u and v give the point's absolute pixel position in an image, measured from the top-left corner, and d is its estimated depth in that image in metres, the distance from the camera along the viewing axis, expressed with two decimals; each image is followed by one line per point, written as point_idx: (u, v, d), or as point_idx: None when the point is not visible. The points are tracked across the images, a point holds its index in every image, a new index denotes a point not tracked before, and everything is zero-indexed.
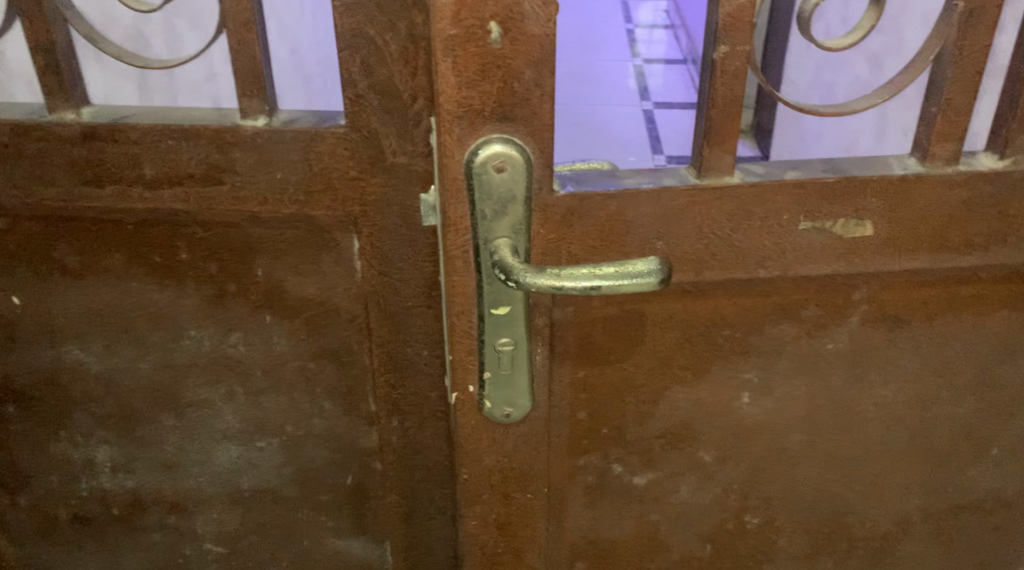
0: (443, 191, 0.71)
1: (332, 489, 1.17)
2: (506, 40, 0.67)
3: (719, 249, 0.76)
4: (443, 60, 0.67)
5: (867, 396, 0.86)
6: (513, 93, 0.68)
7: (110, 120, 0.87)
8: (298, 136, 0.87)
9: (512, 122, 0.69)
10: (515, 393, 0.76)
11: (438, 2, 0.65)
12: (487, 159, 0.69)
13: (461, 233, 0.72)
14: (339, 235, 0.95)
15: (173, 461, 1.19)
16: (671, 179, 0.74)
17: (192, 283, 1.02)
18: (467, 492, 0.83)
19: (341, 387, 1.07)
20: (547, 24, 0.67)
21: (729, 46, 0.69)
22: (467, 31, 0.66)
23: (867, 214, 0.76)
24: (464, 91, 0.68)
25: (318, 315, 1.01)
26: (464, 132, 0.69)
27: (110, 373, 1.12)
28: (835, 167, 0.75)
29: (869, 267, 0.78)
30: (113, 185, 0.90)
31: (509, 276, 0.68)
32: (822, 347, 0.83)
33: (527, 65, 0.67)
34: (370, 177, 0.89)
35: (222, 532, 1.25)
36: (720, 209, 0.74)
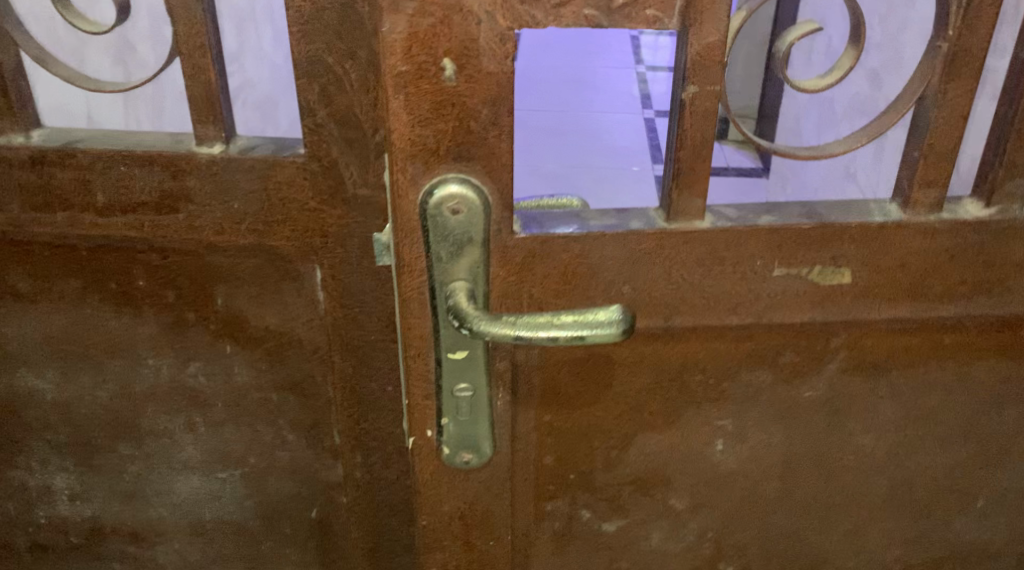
0: (397, 231, 0.69)
1: (297, 523, 1.14)
2: (461, 77, 0.65)
3: (689, 293, 0.73)
4: (394, 96, 0.65)
5: (847, 444, 0.83)
6: (470, 132, 0.66)
7: (60, 145, 0.84)
8: (256, 164, 0.85)
9: (469, 161, 0.67)
10: (475, 438, 0.74)
11: (389, 37, 0.63)
12: (443, 200, 0.66)
13: (416, 275, 0.70)
14: (300, 265, 0.92)
15: (133, 491, 1.15)
16: (638, 222, 0.71)
17: (149, 311, 0.98)
18: (427, 539, 0.81)
19: (305, 420, 1.04)
20: (504, 62, 0.64)
21: (698, 86, 0.66)
22: (420, 67, 0.64)
23: (845, 260, 0.73)
24: (418, 129, 0.66)
25: (280, 346, 0.98)
26: (419, 171, 0.67)
27: (67, 400, 1.08)
28: (811, 212, 0.72)
29: (847, 314, 0.75)
30: (64, 211, 0.88)
31: (462, 322, 0.66)
32: (799, 394, 0.80)
33: (485, 103, 0.65)
34: (331, 209, 0.88)
35: (184, 563, 1.21)
36: (690, 253, 0.71)
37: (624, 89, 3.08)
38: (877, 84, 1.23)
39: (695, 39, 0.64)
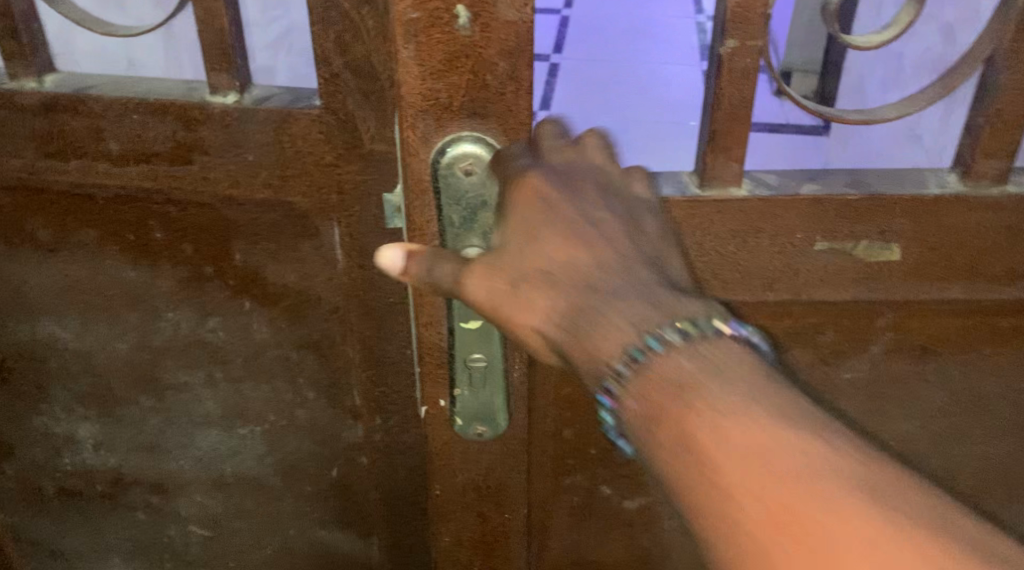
0: (408, 192, 0.73)
1: (317, 480, 1.14)
2: (475, 26, 0.68)
3: (723, 268, 0.76)
4: (405, 47, 0.68)
5: (888, 429, 0.86)
6: (486, 87, 0.70)
7: (72, 91, 0.83)
8: (270, 116, 0.84)
9: (484, 118, 0.71)
10: (488, 411, 0.75)
11: None
12: (456, 159, 0.71)
13: (426, 239, 0.75)
14: (318, 221, 0.91)
15: (154, 443, 1.14)
16: (668, 189, 0.73)
17: (167, 264, 0.97)
18: (440, 509, 0.82)
19: (324, 379, 1.04)
20: (522, 11, 0.67)
21: (739, 40, 0.66)
22: (432, 15, 0.68)
23: (893, 236, 0.74)
24: (430, 83, 0.69)
25: (298, 304, 0.98)
26: (430, 128, 0.71)
27: (87, 351, 1.06)
28: (858, 182, 0.74)
29: (893, 292, 0.77)
30: (78, 160, 0.87)
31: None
32: (839, 376, 0.83)
33: (501, 55, 0.69)
34: (345, 164, 0.87)
35: (206, 515, 1.21)
36: (723, 224, 0.74)
37: (680, 39, 3.00)
38: (951, 39, 1.14)
39: None
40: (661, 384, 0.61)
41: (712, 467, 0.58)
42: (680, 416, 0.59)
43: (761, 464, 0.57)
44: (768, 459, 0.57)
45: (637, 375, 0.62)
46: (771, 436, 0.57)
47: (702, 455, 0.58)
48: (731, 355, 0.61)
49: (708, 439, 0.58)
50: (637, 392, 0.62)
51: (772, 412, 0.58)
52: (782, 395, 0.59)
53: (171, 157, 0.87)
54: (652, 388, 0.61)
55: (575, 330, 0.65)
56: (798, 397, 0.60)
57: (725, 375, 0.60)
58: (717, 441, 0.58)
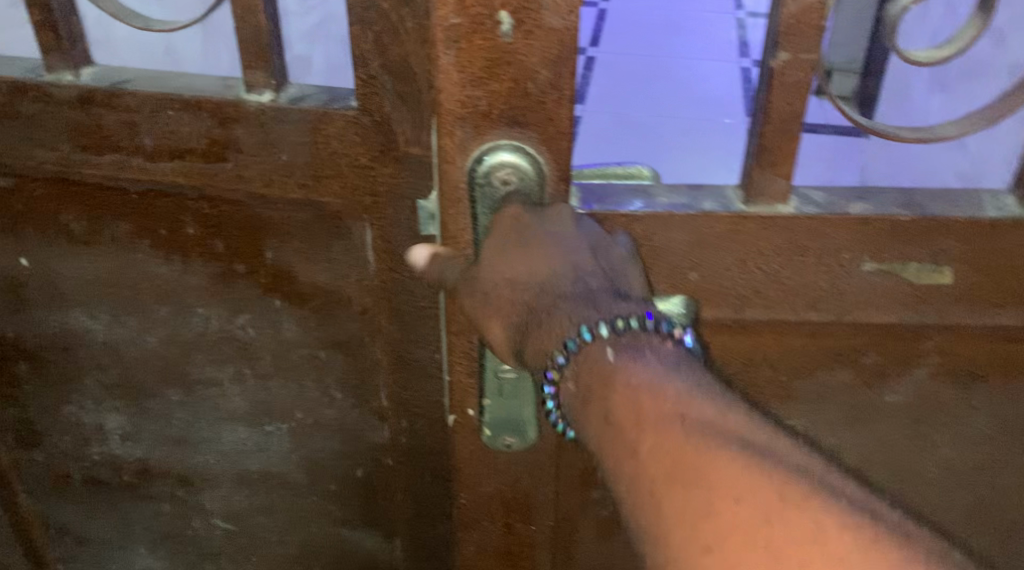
0: (443, 198, 0.73)
1: (341, 479, 1.14)
2: (519, 33, 0.66)
3: (766, 285, 0.77)
4: (445, 53, 0.67)
5: (932, 456, 0.86)
6: (527, 95, 0.68)
7: (108, 85, 0.83)
8: (305, 116, 0.84)
9: (524, 127, 0.69)
10: (517, 424, 0.77)
11: None
12: (494, 168, 0.70)
13: (459, 247, 0.74)
14: (351, 223, 0.91)
15: (181, 436, 1.14)
16: (711, 204, 0.74)
17: (199, 260, 0.97)
18: (466, 517, 0.84)
19: (351, 379, 1.03)
20: (567, 18, 0.66)
21: (791, 54, 0.67)
22: (474, 21, 0.66)
23: (945, 259, 0.75)
24: (469, 90, 0.68)
25: (327, 304, 0.98)
26: (468, 136, 0.70)
27: (116, 343, 1.06)
28: (911, 203, 0.74)
29: (943, 317, 0.78)
30: (112, 154, 0.87)
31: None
32: (882, 399, 0.83)
33: (544, 63, 0.67)
34: (381, 166, 0.86)
35: (230, 509, 1.21)
36: (768, 241, 0.74)
37: (719, 35, 2.97)
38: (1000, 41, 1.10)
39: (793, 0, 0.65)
40: (593, 370, 0.64)
41: (630, 443, 0.62)
42: (605, 398, 0.63)
43: (668, 434, 0.61)
44: (676, 432, 0.60)
45: (573, 363, 0.65)
46: (682, 413, 0.61)
47: (621, 430, 0.62)
48: (654, 346, 0.65)
49: (625, 413, 0.62)
50: (574, 378, 0.65)
51: (685, 394, 0.62)
52: (697, 384, 0.63)
53: (205, 153, 0.86)
54: (586, 376, 0.65)
55: (526, 329, 0.67)
56: (714, 387, 0.64)
57: (646, 362, 0.64)
58: (635, 415, 0.62)
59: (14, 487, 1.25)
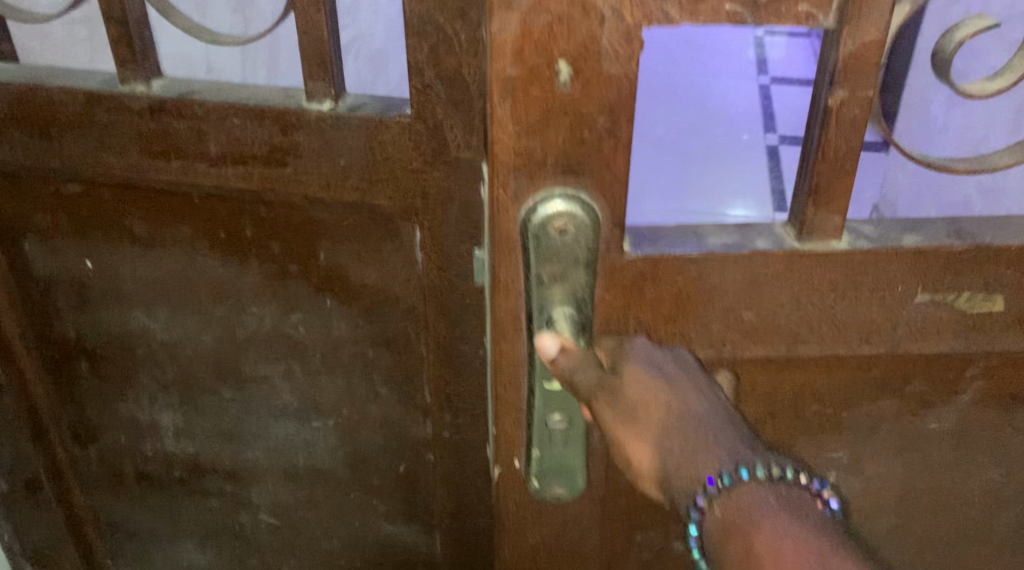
0: (495, 249, 0.74)
1: (385, 474, 1.17)
2: (576, 82, 0.68)
3: (818, 323, 0.78)
4: (502, 103, 0.69)
5: (977, 476, 0.89)
6: (583, 142, 0.70)
7: (178, 95, 0.87)
8: (362, 124, 0.87)
9: (579, 175, 0.71)
10: (567, 472, 0.82)
11: (501, 38, 0.67)
12: (548, 218, 0.72)
13: (510, 296, 0.76)
14: (400, 224, 0.94)
15: (232, 432, 1.17)
16: (765, 241, 0.75)
17: (255, 261, 1.00)
18: (511, 561, 0.89)
19: (398, 375, 1.06)
20: (626, 64, 0.68)
21: (848, 91, 0.68)
22: (532, 71, 0.68)
23: (997, 287, 0.77)
24: (524, 139, 0.70)
25: (377, 303, 1.00)
26: (522, 186, 0.72)
27: (175, 341, 1.09)
28: (962, 232, 0.76)
29: (992, 343, 0.80)
30: (179, 160, 0.91)
31: (551, 326, 0.74)
32: (927, 425, 0.86)
33: (601, 111, 0.69)
34: (432, 170, 0.89)
35: (277, 504, 1.25)
36: (822, 276, 0.76)
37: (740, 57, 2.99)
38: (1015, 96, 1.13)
39: (852, 37, 0.66)
40: (741, 507, 0.66)
41: None
42: (749, 536, 0.65)
43: None
44: None
45: (724, 495, 0.67)
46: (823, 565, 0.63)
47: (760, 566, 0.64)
48: (804, 500, 0.67)
49: (769, 552, 0.64)
50: (721, 510, 0.67)
51: (827, 549, 0.64)
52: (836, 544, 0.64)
53: (266, 157, 0.90)
54: (734, 510, 0.66)
55: (677, 453, 0.70)
56: (848, 547, 0.64)
57: (794, 515, 0.65)
58: (778, 556, 0.63)
59: (69, 484, 1.28)
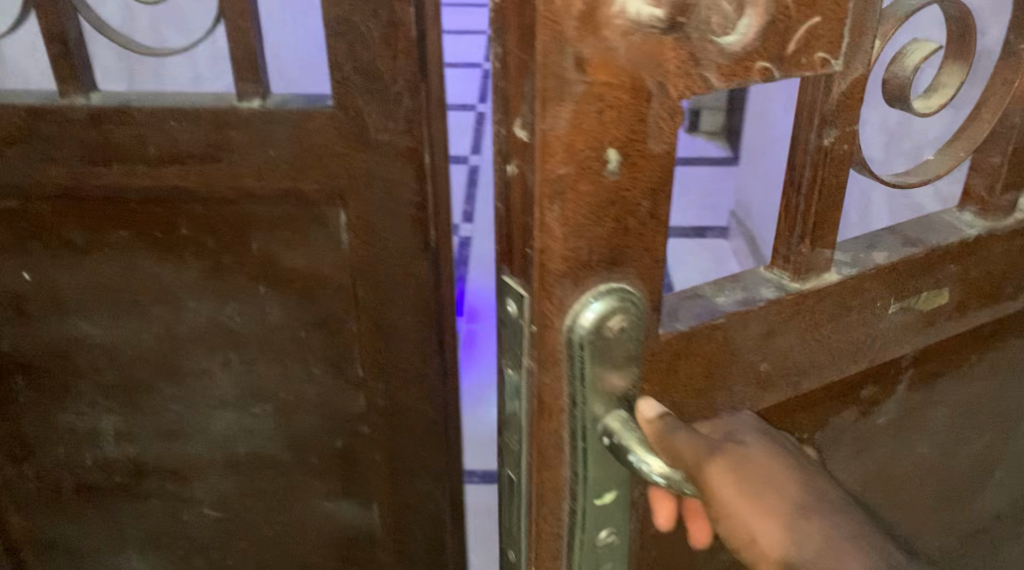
0: (539, 366, 0.68)
1: (322, 452, 1.38)
2: (623, 167, 0.64)
3: (817, 355, 0.80)
4: (550, 208, 0.63)
5: (914, 454, 0.96)
6: (629, 230, 0.66)
7: (118, 104, 1.10)
8: (291, 115, 1.13)
9: (621, 266, 0.67)
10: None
11: (549, 131, 0.61)
12: (600, 318, 0.67)
13: (552, 416, 0.70)
14: (327, 208, 1.20)
15: (174, 429, 1.35)
16: (768, 290, 0.76)
17: (190, 256, 1.22)
18: None
19: (330, 353, 1.30)
20: (669, 140, 0.64)
21: (841, 129, 0.71)
22: (580, 165, 0.62)
23: (944, 282, 0.83)
24: (572, 242, 0.64)
25: (307, 284, 1.25)
26: (567, 293, 0.66)
27: (112, 344, 1.28)
28: (913, 239, 0.81)
29: (937, 332, 0.86)
30: (120, 163, 1.14)
31: (611, 436, 0.70)
32: (876, 420, 0.91)
33: (644, 194, 0.65)
34: (355, 152, 1.15)
35: (219, 496, 1.41)
36: (821, 310, 0.78)
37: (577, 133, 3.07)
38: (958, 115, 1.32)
39: (844, 80, 0.68)
40: None
41: None
42: None
43: None
44: None
45: None
46: None
47: None
48: None
49: None
50: None
51: None
52: None
53: (203, 154, 1.14)
54: None
55: (817, 544, 0.68)
56: None
57: None
58: None
59: (4, 505, 1.39)
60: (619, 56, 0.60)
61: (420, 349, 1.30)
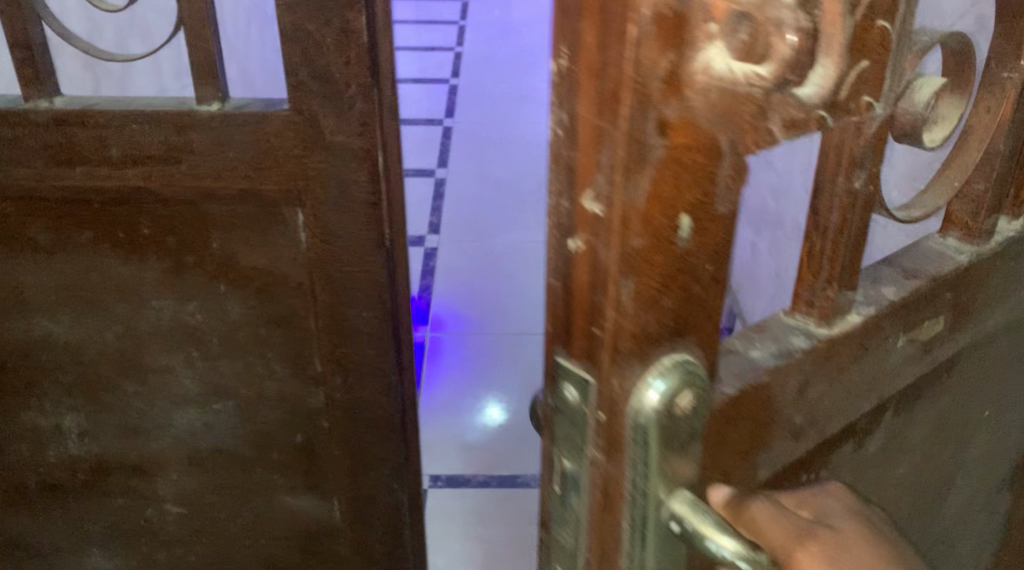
0: (606, 453, 0.61)
1: (283, 448, 1.44)
2: (693, 232, 0.57)
3: (837, 397, 0.77)
4: (623, 283, 0.56)
5: (897, 474, 0.91)
6: (693, 296, 0.59)
7: (81, 108, 1.17)
8: (248, 119, 1.19)
9: (684, 336, 0.60)
10: None
11: (625, 199, 0.54)
12: (672, 395, 0.59)
13: (614, 508, 0.63)
14: (284, 208, 1.27)
15: (136, 426, 1.41)
16: (799, 338, 0.73)
17: (152, 255, 1.29)
18: None
19: (289, 350, 1.37)
20: (734, 199, 0.58)
21: (869, 170, 0.68)
22: (656, 235, 0.55)
23: (941, 311, 0.82)
24: (641, 317, 0.57)
25: (266, 282, 1.32)
26: (636, 372, 0.58)
27: (77, 343, 1.35)
28: (912, 270, 0.80)
29: (932, 360, 0.84)
30: (84, 164, 1.21)
31: (681, 523, 0.62)
32: (869, 448, 0.85)
33: (709, 258, 0.58)
34: (310, 154, 1.22)
35: (182, 492, 1.47)
36: (844, 353, 0.75)
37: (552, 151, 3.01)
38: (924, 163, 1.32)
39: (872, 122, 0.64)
40: None
41: None
42: None
43: None
44: None
45: None
46: None
47: None
48: None
49: None
50: None
51: None
52: None
53: (166, 157, 1.21)
54: None
55: None
56: None
57: None
58: None
59: None
60: (699, 116, 0.53)
61: (376, 348, 1.36)
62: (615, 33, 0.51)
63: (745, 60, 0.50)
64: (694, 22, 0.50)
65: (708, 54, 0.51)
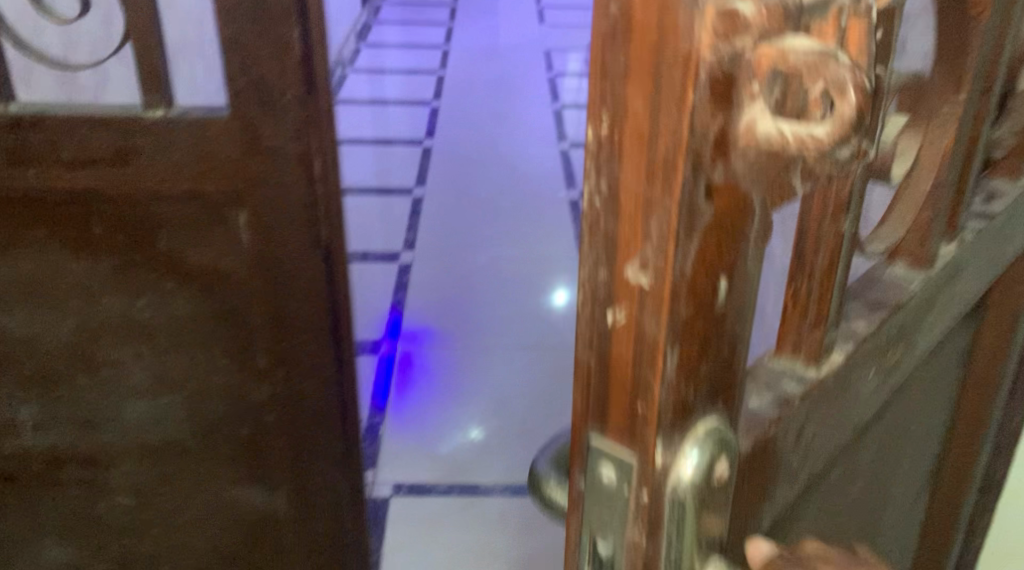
0: (651, 539, 0.55)
1: (228, 439, 1.49)
2: (728, 296, 0.51)
3: (826, 436, 0.69)
4: (664, 386, 0.51)
5: (841, 501, 0.82)
6: (719, 362, 0.53)
7: (33, 112, 1.21)
8: (191, 123, 1.24)
9: (720, 405, 0.54)
10: None
11: (679, 271, 0.48)
12: (705, 470, 0.54)
13: None
14: (225, 211, 1.32)
15: (90, 417, 1.44)
16: (793, 385, 0.64)
17: (102, 253, 1.33)
18: None
19: (232, 345, 1.42)
20: (761, 246, 0.52)
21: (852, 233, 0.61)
22: (697, 309, 0.50)
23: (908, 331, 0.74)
24: (684, 396, 0.52)
25: (210, 279, 1.37)
26: (680, 454, 0.53)
27: (31, 338, 1.38)
28: (877, 300, 0.72)
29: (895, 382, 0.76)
30: (37, 166, 1.25)
31: None
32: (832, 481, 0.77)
33: (735, 324, 0.53)
34: (250, 157, 1.27)
35: (132, 484, 1.50)
36: (828, 406, 0.67)
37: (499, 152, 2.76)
38: None
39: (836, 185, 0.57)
40: None
41: None
42: None
43: None
44: None
45: None
46: None
47: None
48: None
49: None
50: None
51: None
52: None
53: (114, 158, 1.25)
54: None
55: None
56: None
57: None
58: None
59: None
60: (745, 176, 0.46)
61: (321, 346, 1.43)
62: (675, 95, 0.45)
63: (809, 122, 0.44)
64: (743, 82, 0.44)
65: (756, 111, 0.44)
